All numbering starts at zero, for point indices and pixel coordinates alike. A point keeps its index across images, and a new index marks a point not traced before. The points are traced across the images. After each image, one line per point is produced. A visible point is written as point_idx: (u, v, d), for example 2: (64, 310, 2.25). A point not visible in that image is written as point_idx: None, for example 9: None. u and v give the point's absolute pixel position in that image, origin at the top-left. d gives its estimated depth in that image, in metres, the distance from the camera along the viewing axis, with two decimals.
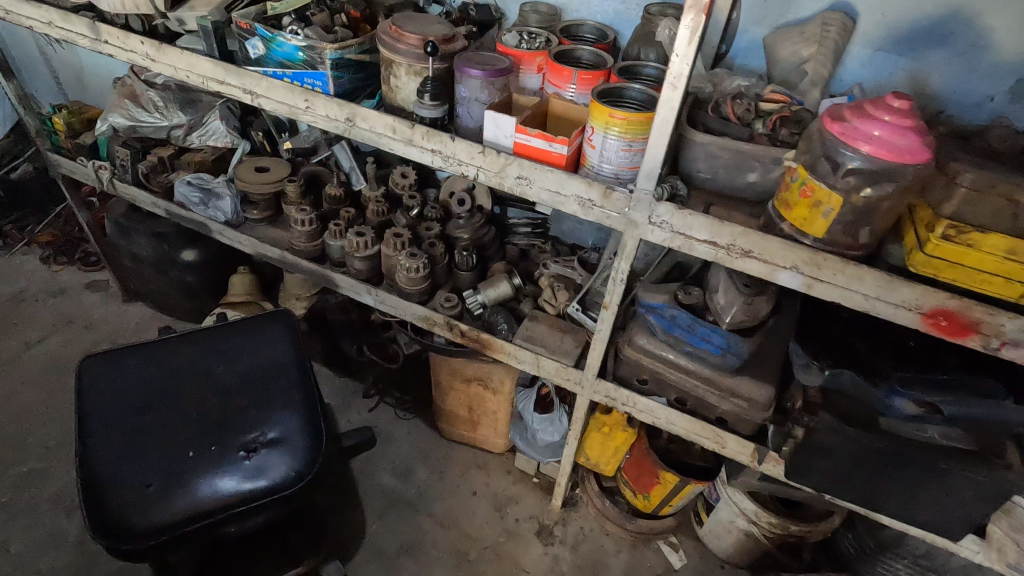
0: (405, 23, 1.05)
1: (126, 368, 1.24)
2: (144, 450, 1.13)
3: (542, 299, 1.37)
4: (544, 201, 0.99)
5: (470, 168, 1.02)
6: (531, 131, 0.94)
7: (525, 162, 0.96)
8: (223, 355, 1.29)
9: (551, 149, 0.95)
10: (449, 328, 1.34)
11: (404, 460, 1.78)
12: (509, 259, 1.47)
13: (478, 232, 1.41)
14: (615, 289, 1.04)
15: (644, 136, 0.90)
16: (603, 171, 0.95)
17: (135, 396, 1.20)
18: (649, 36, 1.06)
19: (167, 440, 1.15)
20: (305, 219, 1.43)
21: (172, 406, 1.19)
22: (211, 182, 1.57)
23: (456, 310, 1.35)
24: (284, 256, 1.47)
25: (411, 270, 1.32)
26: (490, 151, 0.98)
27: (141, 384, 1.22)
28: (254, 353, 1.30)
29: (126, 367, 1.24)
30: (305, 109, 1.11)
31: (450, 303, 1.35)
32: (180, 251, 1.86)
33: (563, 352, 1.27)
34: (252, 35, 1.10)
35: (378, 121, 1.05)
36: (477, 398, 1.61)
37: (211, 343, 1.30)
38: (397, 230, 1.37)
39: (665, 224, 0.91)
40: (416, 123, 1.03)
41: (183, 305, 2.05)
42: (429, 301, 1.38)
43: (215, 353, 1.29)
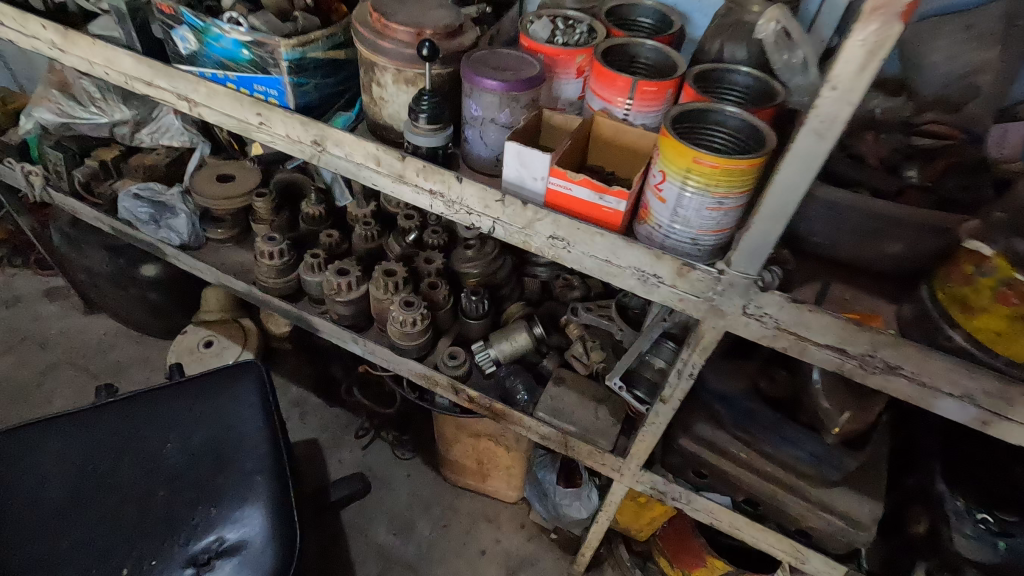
0: (392, 7, 0.74)
1: (49, 449, 0.99)
2: (67, 563, 0.89)
3: (568, 355, 1.09)
4: (587, 270, 0.71)
5: (483, 218, 0.74)
6: (573, 177, 0.65)
7: (563, 218, 0.68)
8: (173, 428, 1.03)
9: (602, 203, 0.66)
10: (453, 392, 1.07)
11: (402, 511, 1.54)
12: (528, 298, 1.19)
13: (490, 266, 1.13)
14: (679, 384, 0.76)
15: (741, 190, 0.61)
16: (674, 235, 0.66)
17: (61, 487, 0.95)
18: (736, 27, 0.75)
19: (95, 549, 0.90)
20: (274, 250, 1.14)
21: (106, 501, 0.94)
22: (165, 195, 1.28)
23: (463, 370, 1.08)
24: (251, 291, 1.19)
25: (405, 324, 1.04)
26: (512, 201, 0.69)
27: (67, 472, 0.97)
28: (212, 425, 1.05)
29: (47, 451, 0.98)
30: (258, 126, 0.82)
31: (455, 361, 1.08)
32: (139, 266, 1.59)
33: (599, 433, 1.01)
34: (180, 23, 0.80)
35: (355, 148, 0.76)
36: (487, 453, 1.36)
37: (159, 412, 1.05)
38: (389, 267, 1.09)
39: (767, 318, 0.63)
40: (408, 155, 0.74)
41: (150, 322, 1.78)
42: (428, 356, 1.11)
43: (164, 424, 1.04)
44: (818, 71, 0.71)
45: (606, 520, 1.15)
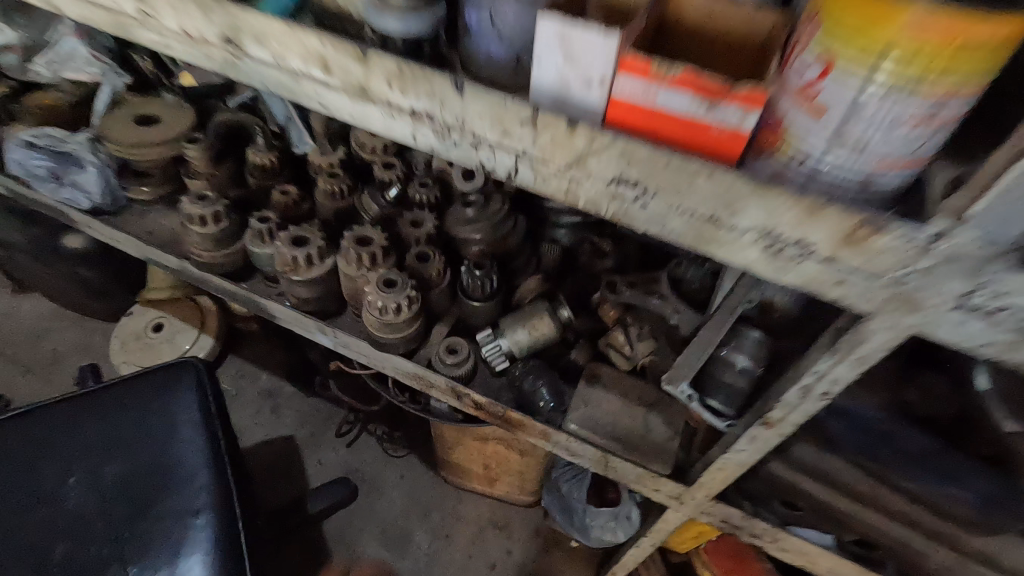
0: None
1: None
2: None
3: (604, 346, 0.83)
4: (671, 234, 0.44)
5: (501, 155, 0.46)
6: (662, 70, 0.36)
7: (639, 148, 0.40)
8: (82, 455, 0.78)
9: (708, 118, 0.37)
10: (455, 398, 0.82)
11: (396, 520, 1.30)
12: (547, 268, 0.92)
13: (497, 229, 0.86)
14: (798, 405, 0.51)
15: (980, 83, 0.33)
16: (830, 169, 0.38)
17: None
18: None
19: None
20: (206, 214, 0.84)
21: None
22: (67, 142, 0.97)
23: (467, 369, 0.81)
24: (185, 267, 0.92)
25: (386, 311, 0.76)
26: (547, 121, 0.41)
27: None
28: (133, 447, 0.79)
29: None
30: (139, 19, 0.53)
31: (454, 359, 0.81)
32: (61, 237, 1.29)
33: (651, 450, 0.76)
34: None
35: (287, 44, 0.47)
36: (496, 458, 1.11)
37: (62, 435, 0.79)
38: (362, 233, 0.81)
39: (1004, 316, 0.36)
40: (372, 51, 0.45)
41: (88, 303, 1.50)
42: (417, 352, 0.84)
43: (70, 451, 0.78)
44: None
45: (648, 548, 0.93)
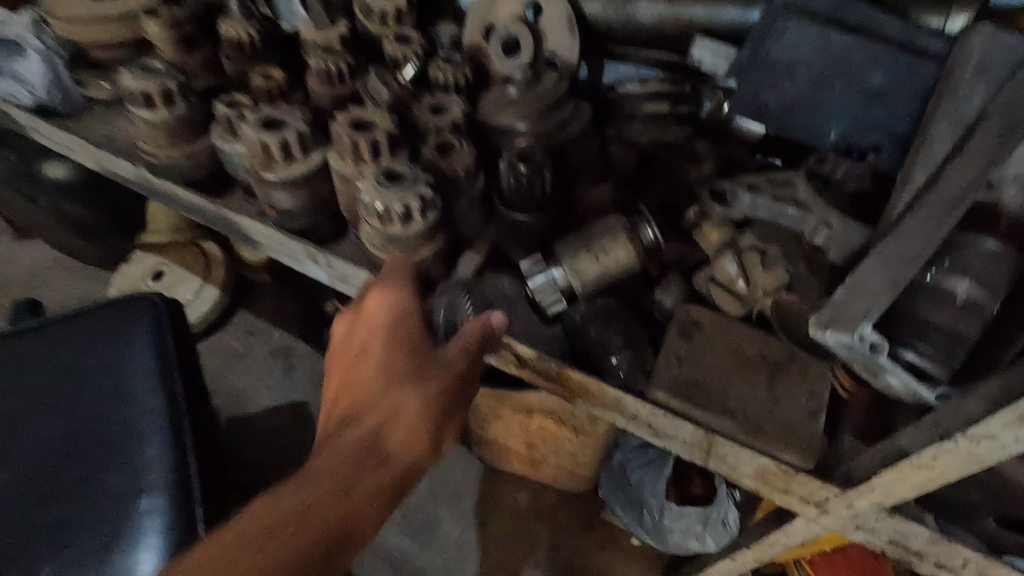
0: None
1: None
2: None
3: (704, 283, 0.57)
4: None
5: None
6: None
7: None
8: (36, 429, 0.61)
9: None
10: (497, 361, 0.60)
11: (419, 504, 1.09)
12: (621, 176, 0.65)
13: (551, 116, 0.61)
14: None
15: None
16: None
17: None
18: None
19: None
20: (152, 90, 0.61)
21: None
22: (7, 24, 0.77)
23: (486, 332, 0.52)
24: (140, 175, 0.70)
25: (389, 220, 0.52)
26: None
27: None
28: (73, 464, 0.60)
29: None
30: None
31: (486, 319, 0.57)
32: (40, 165, 1.11)
33: (789, 431, 0.50)
34: None
35: None
36: (541, 435, 0.87)
37: (54, 390, 0.63)
38: (361, 115, 0.57)
39: None
40: None
41: (84, 249, 1.34)
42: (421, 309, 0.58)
43: (38, 414, 0.61)
44: None
45: (747, 563, 0.68)
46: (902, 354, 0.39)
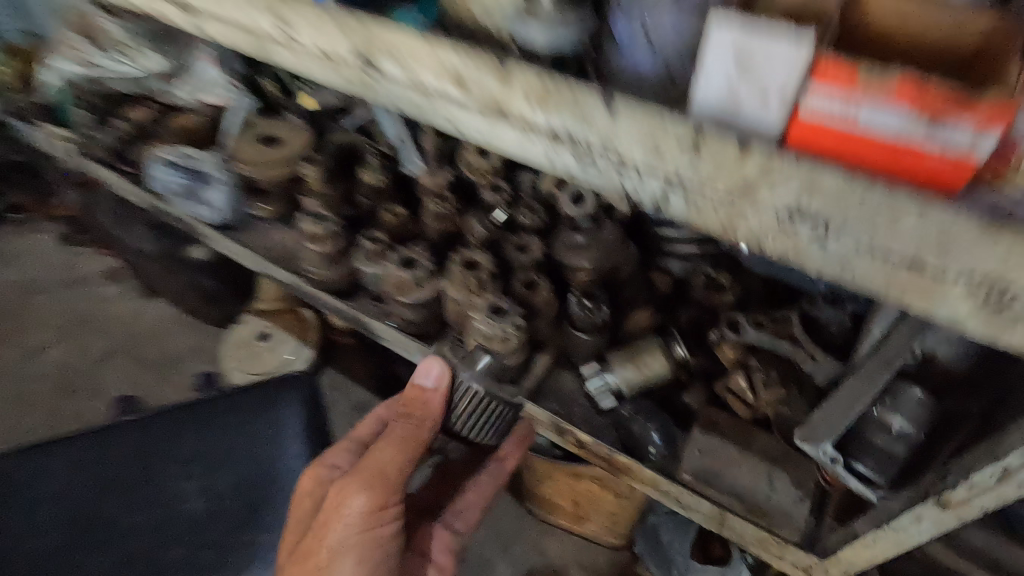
0: None
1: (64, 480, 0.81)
2: (42, 538, 0.78)
3: (723, 390, 0.76)
4: (853, 278, 0.37)
5: (652, 180, 0.40)
6: (870, 83, 0.30)
7: (827, 178, 0.33)
8: (223, 480, 0.84)
9: (930, 144, 0.30)
10: (501, 400, 0.78)
11: (476, 546, 1.26)
12: (657, 297, 0.85)
13: (612, 257, 0.78)
14: (987, 489, 0.42)
15: None
16: None
17: (117, 452, 0.83)
18: None
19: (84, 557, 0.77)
20: (320, 231, 0.87)
21: (105, 502, 0.80)
22: (198, 161, 1.03)
23: (399, 433, 0.74)
24: (297, 284, 0.95)
25: (493, 339, 0.74)
26: (714, 145, 0.35)
27: (126, 442, 0.84)
28: (250, 506, 0.83)
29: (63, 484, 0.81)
30: (282, 40, 0.52)
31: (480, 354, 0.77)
32: (186, 247, 1.38)
33: (777, 515, 0.68)
34: None
35: (421, 60, 0.44)
36: (587, 496, 1.05)
37: (232, 451, 0.86)
38: (471, 256, 0.82)
39: None
40: (514, 63, 0.40)
41: (205, 308, 1.60)
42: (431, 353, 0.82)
43: (224, 470, 0.85)
44: None
45: None
46: (855, 466, 0.57)
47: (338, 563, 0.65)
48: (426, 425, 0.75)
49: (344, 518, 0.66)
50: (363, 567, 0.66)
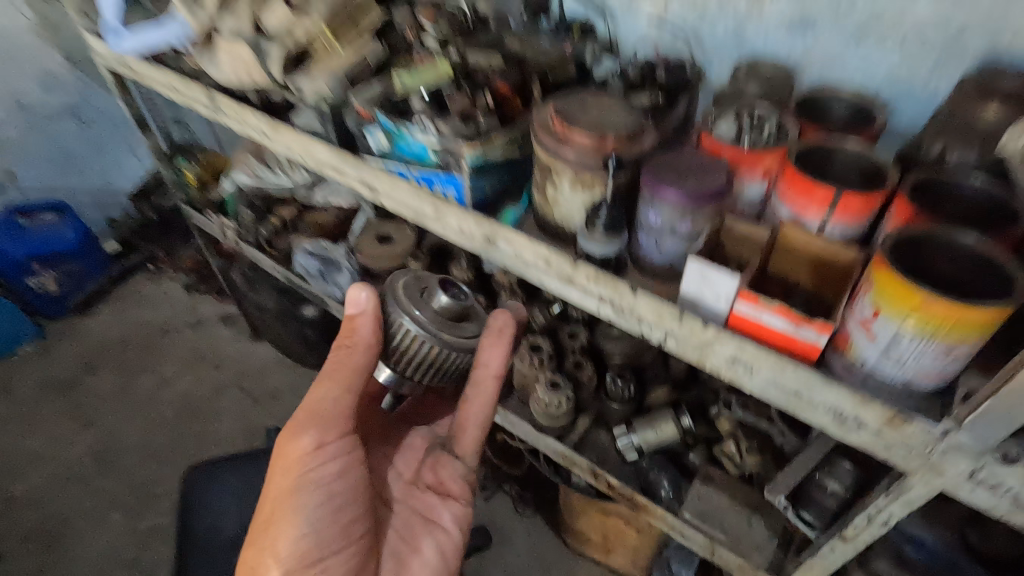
0: (575, 113, 0.72)
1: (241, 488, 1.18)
2: (226, 529, 1.13)
3: (720, 452, 1.01)
4: (771, 396, 0.65)
5: (656, 329, 0.71)
6: (767, 305, 0.59)
7: (748, 345, 0.63)
8: None
9: (798, 334, 0.60)
10: (451, 345, 0.85)
11: (520, 570, 1.51)
12: (675, 380, 1.11)
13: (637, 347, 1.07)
14: (866, 529, 0.68)
15: (975, 339, 0.52)
16: (883, 372, 0.58)
17: None
18: (969, 130, 0.64)
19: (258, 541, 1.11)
20: None
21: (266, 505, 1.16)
22: (331, 252, 1.37)
23: (340, 370, 0.85)
24: None
25: (551, 405, 1.04)
26: (689, 319, 0.66)
27: None
28: None
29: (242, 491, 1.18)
30: (435, 217, 0.86)
31: (435, 291, 0.88)
32: (300, 306, 1.74)
33: (752, 546, 0.93)
34: (374, 125, 0.84)
35: (527, 248, 0.78)
36: (615, 531, 1.29)
37: None
38: (535, 341, 1.11)
39: (1002, 490, 0.54)
40: (580, 260, 0.73)
41: (304, 353, 1.94)
42: (387, 283, 0.91)
43: None
44: None
45: None
46: (803, 513, 0.82)
47: (295, 500, 0.80)
48: (357, 351, 0.85)
49: (298, 463, 0.81)
50: (319, 499, 0.81)
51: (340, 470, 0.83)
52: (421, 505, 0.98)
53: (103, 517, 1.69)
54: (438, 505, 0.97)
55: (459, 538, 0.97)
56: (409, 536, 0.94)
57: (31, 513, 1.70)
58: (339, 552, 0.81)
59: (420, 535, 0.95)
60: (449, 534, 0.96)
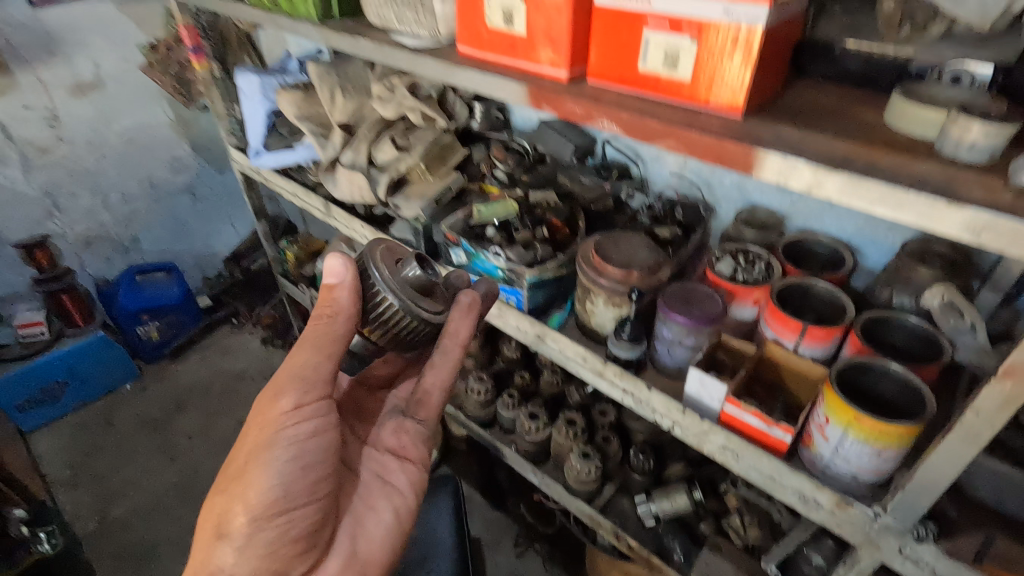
0: (609, 249, 0.96)
1: None
2: None
3: (727, 525, 1.18)
4: (756, 479, 0.85)
5: (666, 419, 0.92)
6: (745, 407, 0.80)
7: (735, 438, 0.83)
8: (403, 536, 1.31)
9: (770, 432, 0.80)
10: (421, 319, 0.86)
11: None
12: (690, 458, 1.30)
13: (656, 429, 1.30)
14: None
15: (899, 448, 0.70)
16: (835, 468, 0.76)
17: None
18: (908, 282, 0.85)
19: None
20: (480, 387, 1.42)
21: None
22: None
23: (315, 335, 0.84)
24: (457, 416, 1.48)
25: (583, 472, 1.22)
26: (691, 413, 0.87)
27: None
28: (416, 557, 1.29)
29: None
30: (497, 315, 1.11)
31: (410, 263, 0.90)
32: None
33: None
34: (456, 245, 1.11)
35: (569, 347, 1.01)
36: None
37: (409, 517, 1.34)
38: (571, 416, 1.30)
39: (924, 563, 0.72)
40: (609, 360, 0.96)
41: None
42: (364, 253, 0.90)
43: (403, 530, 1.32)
44: (985, 333, 0.75)
45: None
46: None
47: (264, 453, 0.76)
48: (338, 320, 0.84)
49: (276, 422, 0.78)
50: (290, 454, 0.76)
51: (311, 431, 0.79)
52: (377, 465, 0.91)
53: (183, 544, 1.91)
54: (394, 467, 0.91)
55: (413, 501, 0.92)
56: (366, 495, 0.89)
57: (122, 535, 1.94)
58: (308, 506, 0.76)
59: (377, 496, 0.89)
60: (405, 496, 0.91)
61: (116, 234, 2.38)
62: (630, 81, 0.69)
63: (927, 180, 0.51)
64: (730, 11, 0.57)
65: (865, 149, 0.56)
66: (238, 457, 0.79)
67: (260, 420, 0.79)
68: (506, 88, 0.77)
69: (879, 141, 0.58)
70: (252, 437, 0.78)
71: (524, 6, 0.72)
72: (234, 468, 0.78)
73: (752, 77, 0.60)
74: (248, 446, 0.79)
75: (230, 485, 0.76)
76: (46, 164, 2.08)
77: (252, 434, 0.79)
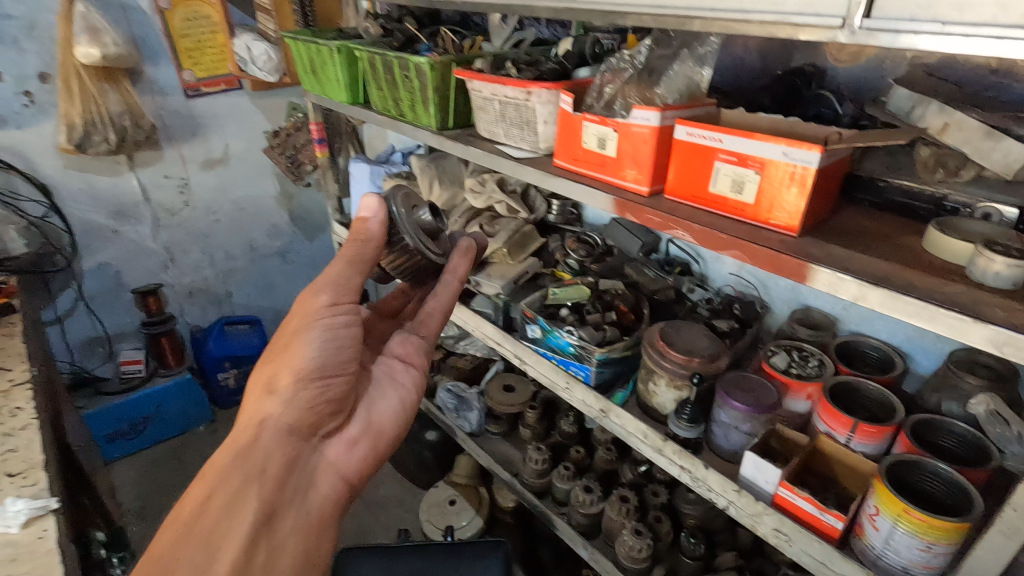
0: (672, 335, 1.08)
1: (375, 565, 1.41)
2: None
3: None
4: (810, 566, 0.89)
5: (721, 498, 0.99)
6: (798, 492, 0.86)
7: (788, 521, 0.89)
8: None
9: (822, 517, 0.85)
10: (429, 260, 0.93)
11: None
12: (741, 548, 1.31)
13: (707, 514, 1.33)
14: None
15: (950, 542, 0.75)
16: (888, 558, 0.80)
17: (410, 565, 1.41)
18: (955, 390, 0.92)
19: None
20: (539, 457, 1.51)
21: None
22: (465, 392, 1.71)
23: (350, 252, 0.83)
24: (512, 482, 1.56)
25: (634, 549, 1.26)
26: (747, 494, 0.94)
27: (411, 555, 1.44)
28: None
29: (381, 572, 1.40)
30: (565, 387, 1.22)
31: (420, 208, 0.99)
32: (424, 431, 2.12)
33: None
34: (533, 322, 1.25)
35: (632, 423, 1.10)
36: None
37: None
38: (624, 493, 1.36)
39: None
40: (669, 438, 1.05)
41: (414, 471, 2.26)
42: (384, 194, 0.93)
43: None
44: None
45: None
46: None
47: (306, 332, 0.78)
48: (371, 245, 0.84)
49: (315, 314, 0.79)
50: (327, 336, 0.79)
51: (346, 322, 0.81)
52: (387, 366, 0.93)
53: None
54: (401, 369, 0.94)
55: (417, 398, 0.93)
56: (378, 386, 0.90)
57: None
58: (342, 379, 0.80)
59: (386, 386, 0.91)
60: (410, 391, 0.92)
61: (214, 288, 2.66)
62: (702, 199, 0.84)
63: (957, 300, 0.61)
64: (789, 153, 0.72)
65: (903, 270, 0.68)
66: (279, 340, 0.79)
67: (299, 311, 0.80)
68: (595, 197, 0.94)
69: (915, 263, 0.70)
70: (295, 322, 0.79)
71: (616, 135, 0.89)
72: (275, 351, 0.79)
73: (807, 206, 0.73)
74: (289, 330, 0.79)
75: (276, 358, 0.77)
76: (172, 224, 2.40)
77: (292, 321, 0.80)
